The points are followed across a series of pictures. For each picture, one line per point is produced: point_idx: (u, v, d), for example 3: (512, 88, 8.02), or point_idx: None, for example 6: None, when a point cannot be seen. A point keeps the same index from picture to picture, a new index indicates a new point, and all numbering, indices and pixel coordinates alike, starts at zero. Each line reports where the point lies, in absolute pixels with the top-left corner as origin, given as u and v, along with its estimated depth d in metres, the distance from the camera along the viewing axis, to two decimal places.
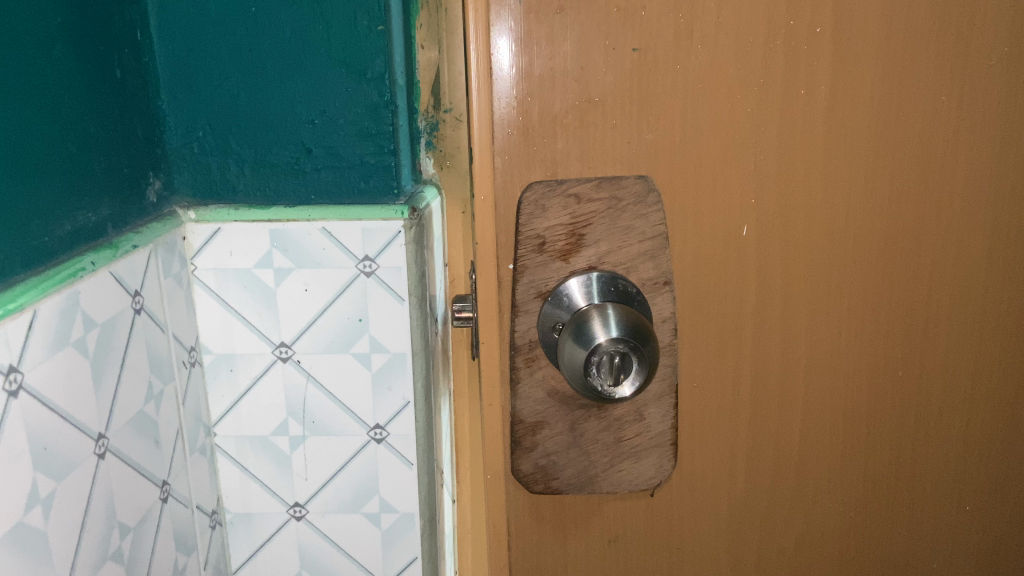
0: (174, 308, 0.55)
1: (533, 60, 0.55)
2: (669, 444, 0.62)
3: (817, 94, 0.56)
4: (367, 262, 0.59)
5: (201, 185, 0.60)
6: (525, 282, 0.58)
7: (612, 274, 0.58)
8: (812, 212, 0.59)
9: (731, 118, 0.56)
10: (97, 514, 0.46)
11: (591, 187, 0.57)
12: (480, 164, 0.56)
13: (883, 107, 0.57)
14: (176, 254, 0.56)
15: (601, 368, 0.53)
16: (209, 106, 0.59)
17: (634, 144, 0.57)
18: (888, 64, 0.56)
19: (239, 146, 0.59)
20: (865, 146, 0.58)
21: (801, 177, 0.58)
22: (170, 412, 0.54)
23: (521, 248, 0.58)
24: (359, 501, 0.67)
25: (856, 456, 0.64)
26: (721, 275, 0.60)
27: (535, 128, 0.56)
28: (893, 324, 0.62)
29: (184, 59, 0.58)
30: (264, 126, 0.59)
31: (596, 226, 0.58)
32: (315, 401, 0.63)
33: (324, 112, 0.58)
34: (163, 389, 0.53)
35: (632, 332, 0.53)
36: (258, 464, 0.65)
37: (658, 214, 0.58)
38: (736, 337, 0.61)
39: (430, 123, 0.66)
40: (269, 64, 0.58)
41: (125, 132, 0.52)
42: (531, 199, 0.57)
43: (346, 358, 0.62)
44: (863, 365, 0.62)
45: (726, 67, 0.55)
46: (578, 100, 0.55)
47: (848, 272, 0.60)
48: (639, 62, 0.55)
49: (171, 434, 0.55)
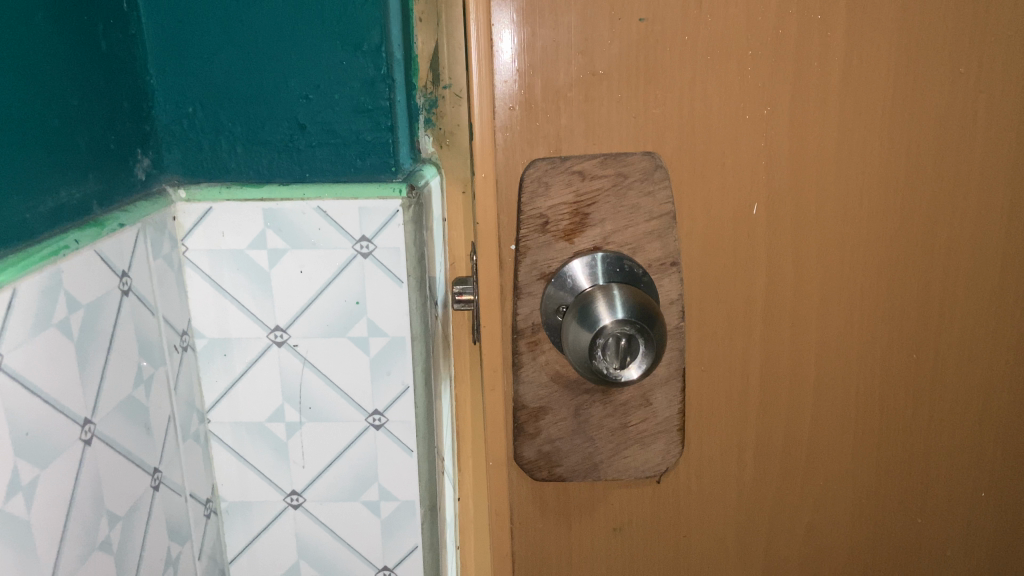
0: (164, 290, 0.53)
1: (536, 32, 0.53)
2: (676, 430, 0.60)
3: (832, 67, 0.54)
4: (364, 243, 0.56)
5: (192, 163, 0.56)
6: (527, 263, 0.56)
7: (618, 254, 0.56)
8: (824, 190, 0.57)
9: (741, 91, 0.54)
10: (83, 502, 0.44)
11: (596, 164, 0.55)
12: (481, 140, 0.54)
13: (900, 80, 0.55)
14: (167, 234, 0.54)
15: (607, 350, 0.51)
16: (200, 80, 0.55)
17: (641, 119, 0.55)
18: (906, 35, 0.54)
19: (230, 123, 0.56)
20: (881, 121, 0.56)
21: (814, 153, 0.56)
22: (161, 397, 0.53)
23: (523, 228, 0.56)
24: (359, 489, 0.64)
25: (868, 441, 0.63)
26: (730, 255, 0.58)
27: (538, 103, 0.54)
28: (909, 305, 0.60)
29: (172, 31, 0.54)
30: (256, 102, 0.55)
31: (601, 204, 0.56)
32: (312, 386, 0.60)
33: (318, 86, 0.55)
34: (153, 373, 0.51)
35: (639, 314, 0.51)
36: (254, 453, 0.62)
37: (665, 192, 0.56)
38: (746, 319, 0.59)
39: (429, 100, 0.62)
40: (262, 35, 0.54)
41: (111, 107, 0.50)
42: (533, 176, 0.55)
43: (342, 342, 0.58)
44: (877, 347, 0.60)
45: (736, 38, 0.53)
46: (582, 74, 0.53)
47: (863, 251, 0.58)
48: (645, 33, 0.53)
49: (162, 420, 0.53)
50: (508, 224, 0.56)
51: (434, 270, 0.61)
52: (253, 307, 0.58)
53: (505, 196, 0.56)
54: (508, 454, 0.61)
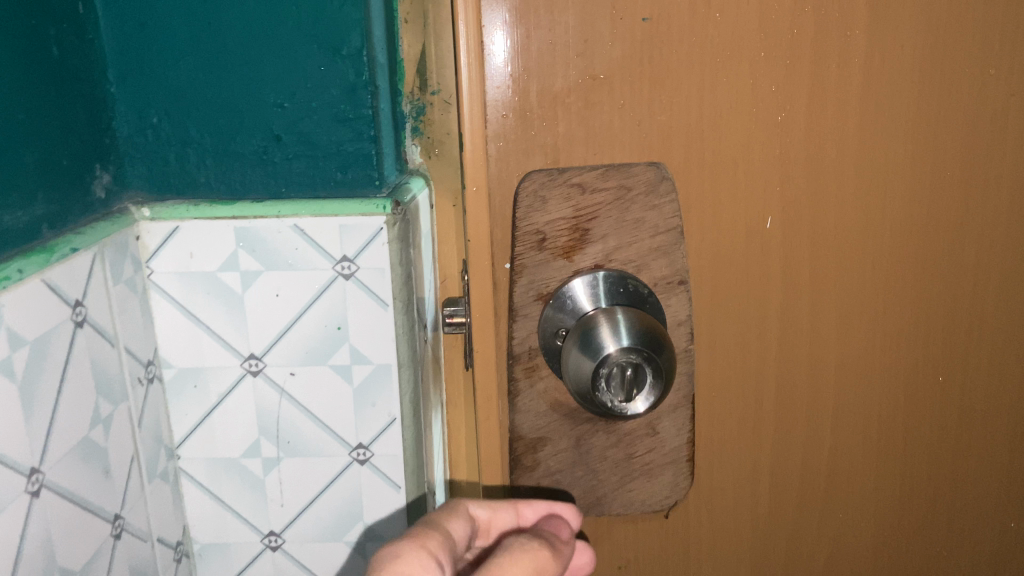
0: (125, 318, 0.48)
1: (531, 32, 0.48)
2: (686, 461, 0.56)
3: (852, 68, 0.50)
4: (346, 263, 0.50)
5: (157, 179, 0.51)
6: (523, 283, 0.52)
7: (621, 273, 0.52)
8: (845, 201, 0.52)
9: (755, 95, 0.50)
10: (31, 561, 0.39)
11: (597, 176, 0.50)
12: (472, 151, 0.50)
13: (925, 82, 0.51)
14: (130, 257, 0.49)
15: (612, 382, 0.47)
16: (163, 88, 0.49)
17: (646, 126, 0.50)
18: (931, 33, 0.50)
19: (198, 134, 0.50)
20: (905, 127, 0.51)
21: (833, 161, 0.52)
22: (123, 436, 0.48)
23: (518, 245, 0.51)
24: (342, 530, 0.55)
25: (892, 467, 0.58)
26: (743, 272, 0.53)
27: (533, 110, 0.50)
28: (934, 323, 0.56)
29: (132, 33, 0.49)
30: (226, 111, 0.50)
31: (602, 219, 0.51)
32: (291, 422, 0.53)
33: (295, 94, 0.49)
34: (112, 411, 0.47)
35: (646, 340, 0.47)
36: (229, 494, 0.54)
37: (671, 205, 0.51)
38: (760, 340, 0.55)
39: (416, 107, 0.57)
40: (232, 38, 0.48)
41: (65, 118, 0.45)
42: (529, 189, 0.50)
43: (324, 371, 0.52)
44: (901, 368, 0.56)
45: (749, 38, 0.49)
46: (582, 77, 0.49)
47: (886, 266, 0.54)
48: (650, 33, 0.49)
49: (125, 460, 0.48)
50: (501, 241, 0.52)
51: (423, 291, 0.56)
52: (225, 333, 0.51)
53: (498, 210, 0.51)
54: (505, 487, 0.56)
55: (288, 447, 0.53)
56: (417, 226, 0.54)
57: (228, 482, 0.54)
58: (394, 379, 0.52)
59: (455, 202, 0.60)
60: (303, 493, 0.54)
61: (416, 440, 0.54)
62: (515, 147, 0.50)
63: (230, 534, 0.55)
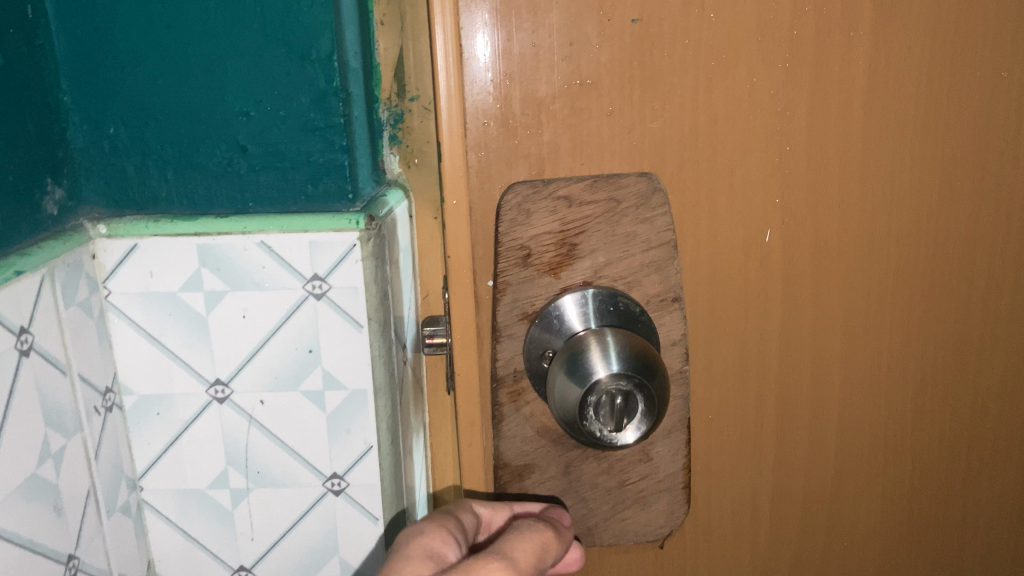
0: (79, 343, 0.45)
1: (513, 35, 0.45)
2: (681, 488, 0.53)
3: (856, 72, 0.47)
4: (317, 282, 0.47)
5: (114, 192, 0.47)
6: (507, 302, 0.49)
7: (611, 290, 0.49)
8: (848, 213, 0.49)
9: (753, 101, 0.47)
10: None
11: (584, 187, 0.47)
12: (452, 162, 0.47)
13: (933, 86, 0.48)
14: (85, 277, 0.45)
15: (601, 411, 0.44)
16: (120, 96, 0.46)
17: (636, 134, 0.47)
18: (941, 34, 0.47)
19: (158, 145, 0.47)
20: (912, 133, 0.48)
21: (837, 171, 0.48)
22: (77, 470, 0.44)
23: (502, 262, 0.48)
24: (316, 565, 0.52)
25: (900, 489, 0.55)
26: (741, 287, 0.50)
27: (516, 118, 0.46)
28: (944, 342, 0.53)
29: (87, 38, 0.45)
30: (187, 120, 0.46)
31: (591, 234, 0.48)
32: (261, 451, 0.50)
33: (261, 101, 0.46)
34: (64, 444, 0.43)
35: (636, 366, 0.44)
36: (196, 527, 0.51)
37: (664, 218, 0.48)
38: (759, 361, 0.52)
39: (394, 114, 0.54)
40: (193, 43, 0.45)
41: (12, 130, 0.41)
42: (513, 203, 0.47)
43: (295, 396, 0.49)
44: (909, 387, 0.53)
45: (745, 40, 0.46)
46: (568, 83, 0.46)
47: (892, 282, 0.51)
48: (640, 35, 0.45)
49: (80, 496, 0.45)
50: (484, 258, 0.49)
51: (400, 310, 0.53)
52: (188, 357, 0.48)
53: (480, 223, 0.48)
54: None
55: (258, 477, 0.50)
56: (393, 241, 0.51)
57: (195, 514, 0.51)
58: (369, 405, 0.49)
59: (436, 214, 0.57)
60: (274, 526, 0.51)
61: (393, 469, 0.51)
62: (498, 157, 0.47)
63: (200, 570, 0.52)
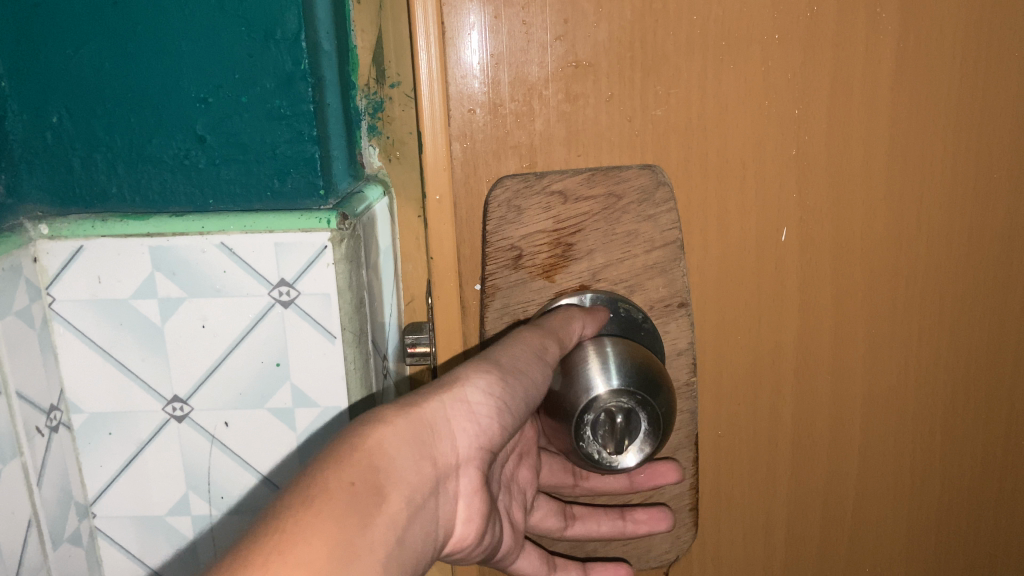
0: (17, 357, 0.40)
1: (500, 10, 0.40)
2: (687, 511, 0.48)
3: (883, 53, 0.42)
4: (284, 288, 0.42)
5: (59, 189, 0.43)
6: (496, 308, 0.44)
7: (611, 296, 0.44)
8: (872, 209, 0.45)
9: (770, 83, 0.42)
10: None
11: (581, 181, 0.43)
12: (433, 154, 0.42)
13: (968, 67, 0.43)
14: (24, 283, 0.41)
15: (599, 430, 0.40)
16: (62, 81, 0.41)
17: (639, 121, 0.42)
18: (976, 9, 0.42)
19: (107, 135, 0.42)
20: (943, 121, 0.44)
21: (859, 163, 0.44)
22: (16, 499, 0.40)
23: (489, 265, 0.43)
24: None
25: (927, 507, 0.51)
26: (754, 291, 0.46)
27: (505, 104, 0.42)
28: (977, 352, 0.48)
29: (26, 17, 0.41)
30: (139, 107, 0.42)
31: (588, 232, 0.43)
32: (225, 474, 0.45)
33: (219, 86, 0.41)
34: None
35: (640, 381, 0.39)
36: (155, 556, 0.47)
37: (669, 215, 0.43)
38: (774, 371, 0.47)
39: (372, 102, 0.50)
40: (143, 19, 0.40)
41: None
42: (502, 198, 0.42)
43: (262, 414, 0.44)
44: (938, 397, 0.49)
45: (759, 17, 0.41)
46: (561, 64, 0.41)
47: (921, 286, 0.46)
48: (642, 10, 0.41)
49: (19, 528, 0.40)
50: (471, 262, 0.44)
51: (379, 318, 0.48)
52: (143, 371, 0.43)
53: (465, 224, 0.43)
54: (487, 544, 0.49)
55: (222, 503, 0.46)
56: (370, 242, 0.46)
57: (153, 544, 0.46)
58: (345, 424, 0.44)
59: (419, 213, 0.52)
60: None
61: None
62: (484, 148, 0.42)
63: None
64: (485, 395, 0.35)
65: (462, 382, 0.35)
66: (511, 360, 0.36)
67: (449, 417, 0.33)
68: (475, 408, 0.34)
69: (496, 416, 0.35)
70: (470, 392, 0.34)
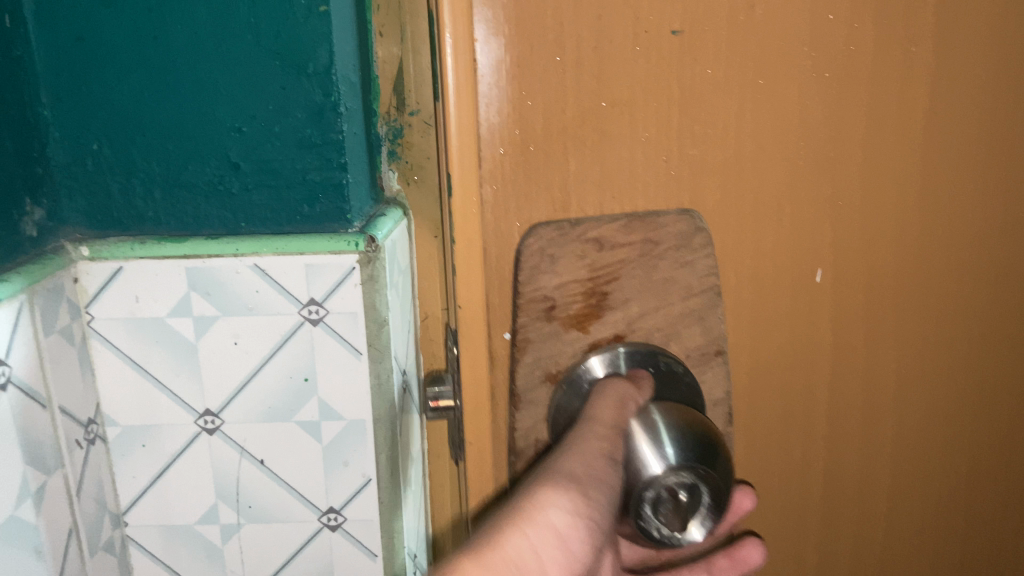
0: (59, 373, 0.42)
1: (537, 54, 0.42)
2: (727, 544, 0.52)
3: (887, 90, 0.45)
4: (313, 307, 0.44)
5: (96, 212, 0.45)
6: (529, 361, 0.46)
7: (647, 349, 0.46)
8: (875, 235, 0.48)
9: (784, 123, 0.45)
10: None
11: (616, 229, 0.45)
12: (463, 194, 0.43)
13: (962, 105, 0.46)
14: (66, 303, 0.43)
15: (660, 505, 0.42)
16: (103, 110, 0.44)
17: (673, 167, 0.45)
18: (971, 51, 0.45)
19: (145, 162, 0.44)
20: (941, 154, 0.47)
21: (864, 193, 0.47)
22: (58, 510, 0.42)
23: (522, 316, 0.45)
24: None
25: (909, 518, 0.54)
26: (776, 329, 0.48)
27: (540, 143, 0.43)
28: (959, 372, 0.52)
29: (71, 51, 0.43)
30: (177, 136, 0.44)
31: (624, 279, 0.45)
32: (253, 484, 0.47)
33: (254, 116, 0.44)
34: (44, 483, 0.40)
35: (694, 452, 0.41)
36: (184, 564, 0.48)
37: (707, 261, 0.46)
38: (800, 404, 0.50)
39: (392, 129, 0.52)
40: (182, 53, 0.43)
41: None
42: (534, 249, 0.44)
43: (288, 427, 0.46)
44: (922, 416, 0.52)
45: (779, 56, 0.43)
46: (594, 104, 0.43)
47: (915, 313, 0.50)
48: (678, 48, 0.42)
49: (60, 537, 0.42)
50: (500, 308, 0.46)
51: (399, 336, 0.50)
52: (176, 387, 0.45)
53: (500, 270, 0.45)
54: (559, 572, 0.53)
55: (249, 513, 0.48)
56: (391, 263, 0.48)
57: (183, 551, 0.48)
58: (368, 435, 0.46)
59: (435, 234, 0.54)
60: (264, 564, 0.48)
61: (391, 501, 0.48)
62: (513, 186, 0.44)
63: None
64: (570, 516, 0.34)
65: (546, 505, 0.34)
66: (590, 470, 0.36)
67: (537, 552, 0.33)
68: (564, 530, 0.34)
69: (583, 536, 0.35)
70: (555, 514, 0.34)
